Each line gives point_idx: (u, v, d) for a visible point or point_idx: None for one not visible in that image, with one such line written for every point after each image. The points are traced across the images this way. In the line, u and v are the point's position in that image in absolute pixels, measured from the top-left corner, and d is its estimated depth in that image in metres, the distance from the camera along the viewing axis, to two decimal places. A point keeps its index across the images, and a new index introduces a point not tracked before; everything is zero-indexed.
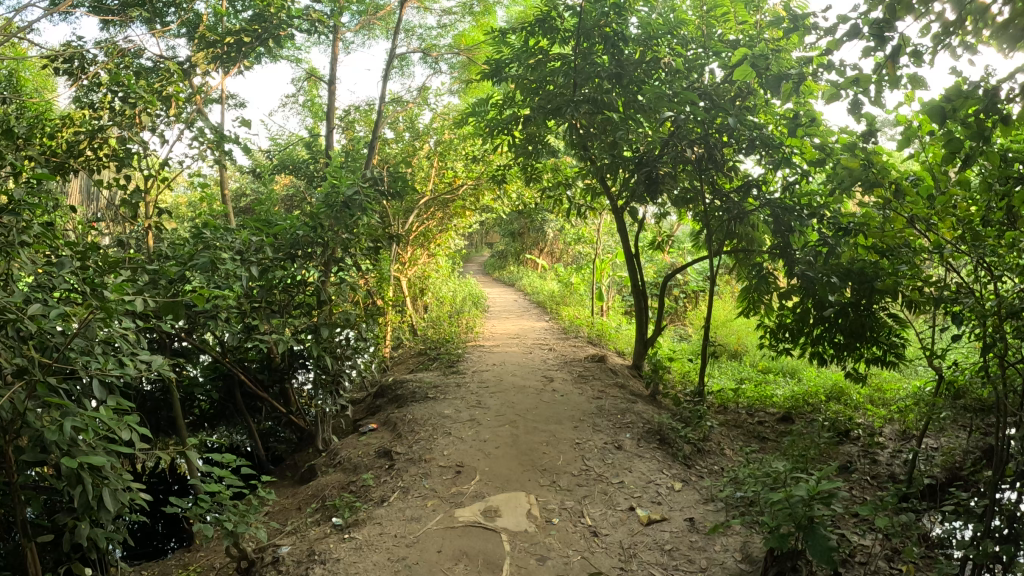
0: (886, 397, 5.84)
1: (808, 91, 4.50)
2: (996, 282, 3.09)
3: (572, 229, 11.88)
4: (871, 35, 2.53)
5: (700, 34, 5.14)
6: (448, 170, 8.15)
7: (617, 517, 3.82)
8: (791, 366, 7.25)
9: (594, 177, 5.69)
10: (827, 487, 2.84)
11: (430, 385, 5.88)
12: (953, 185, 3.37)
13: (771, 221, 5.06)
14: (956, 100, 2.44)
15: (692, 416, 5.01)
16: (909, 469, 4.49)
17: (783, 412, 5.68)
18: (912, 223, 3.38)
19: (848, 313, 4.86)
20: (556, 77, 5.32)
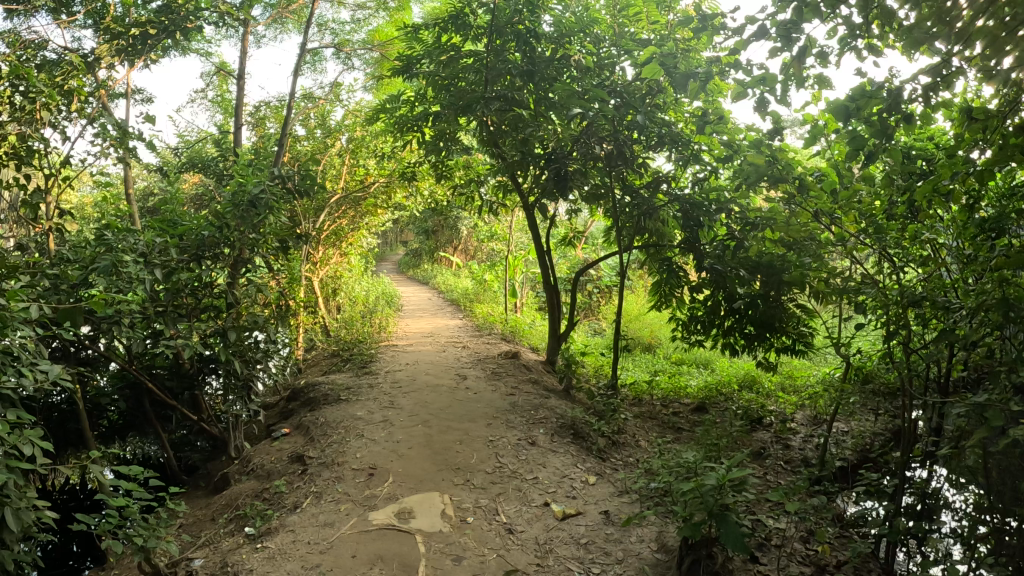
0: (796, 385, 6.07)
1: (718, 89, 4.66)
2: (899, 272, 3.32)
3: (486, 226, 11.85)
4: (779, 35, 2.63)
5: (613, 34, 5.17)
6: (360, 167, 8.03)
7: (532, 514, 3.84)
8: (704, 357, 7.45)
9: (508, 175, 5.70)
10: (737, 476, 2.95)
11: (343, 386, 5.78)
12: (858, 181, 3.59)
13: (681, 217, 5.18)
14: (863, 100, 2.61)
15: (606, 409, 5.11)
16: (820, 453, 4.69)
17: (697, 402, 5.83)
18: (818, 218, 3.61)
19: (757, 305, 5.03)
20: (467, 74, 5.30)
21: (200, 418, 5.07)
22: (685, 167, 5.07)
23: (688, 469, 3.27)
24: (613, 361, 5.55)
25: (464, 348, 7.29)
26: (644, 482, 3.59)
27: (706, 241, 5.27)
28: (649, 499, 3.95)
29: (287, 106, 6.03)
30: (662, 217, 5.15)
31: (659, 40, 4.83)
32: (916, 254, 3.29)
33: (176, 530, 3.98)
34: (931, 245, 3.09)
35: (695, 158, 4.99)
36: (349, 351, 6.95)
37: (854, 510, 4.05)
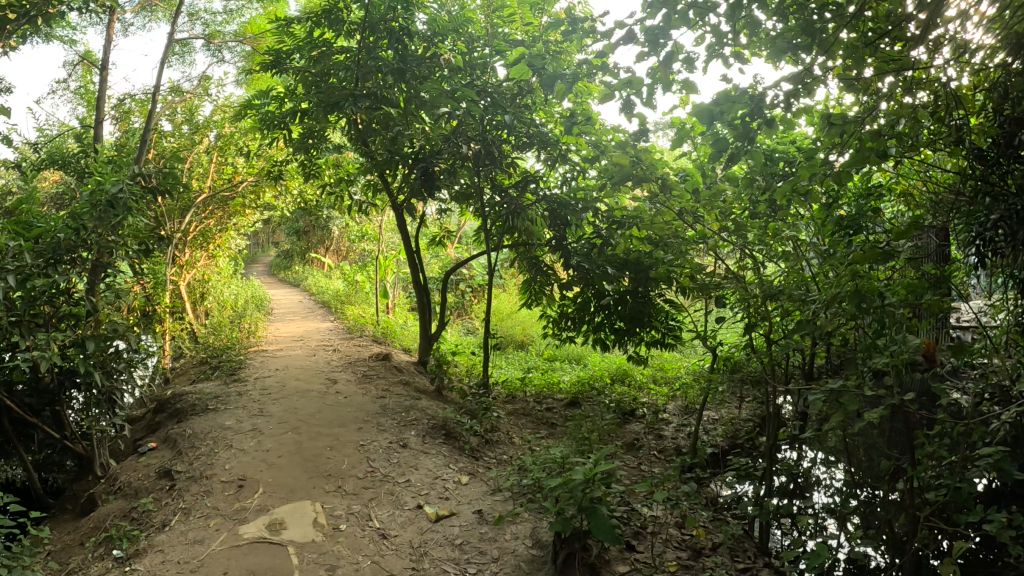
0: (667, 376, 6.35)
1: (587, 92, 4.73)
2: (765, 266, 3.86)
3: (356, 226, 11.58)
4: (647, 41, 3.06)
5: (485, 33, 5.23)
6: (227, 166, 7.71)
7: (406, 517, 3.80)
8: (576, 353, 7.61)
9: (376, 173, 5.59)
10: (608, 469, 3.06)
11: (209, 396, 5.50)
12: (723, 183, 4.07)
13: (549, 215, 5.26)
14: (728, 105, 3.01)
15: (478, 408, 5.13)
16: (691, 441, 4.94)
17: (570, 397, 5.97)
18: (683, 215, 4.11)
19: (625, 301, 5.23)
20: (338, 71, 5.18)
21: (65, 436, 4.72)
22: (555, 166, 5.19)
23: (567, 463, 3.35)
24: (485, 360, 5.56)
25: (336, 352, 7.11)
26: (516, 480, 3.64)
27: (572, 240, 5.41)
28: (522, 496, 4.03)
29: (151, 99, 5.64)
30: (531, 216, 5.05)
31: (531, 42, 4.88)
32: (779, 250, 3.83)
33: (38, 557, 3.69)
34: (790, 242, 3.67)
35: (563, 157, 5.11)
36: (217, 358, 6.62)
37: (726, 493, 4.39)
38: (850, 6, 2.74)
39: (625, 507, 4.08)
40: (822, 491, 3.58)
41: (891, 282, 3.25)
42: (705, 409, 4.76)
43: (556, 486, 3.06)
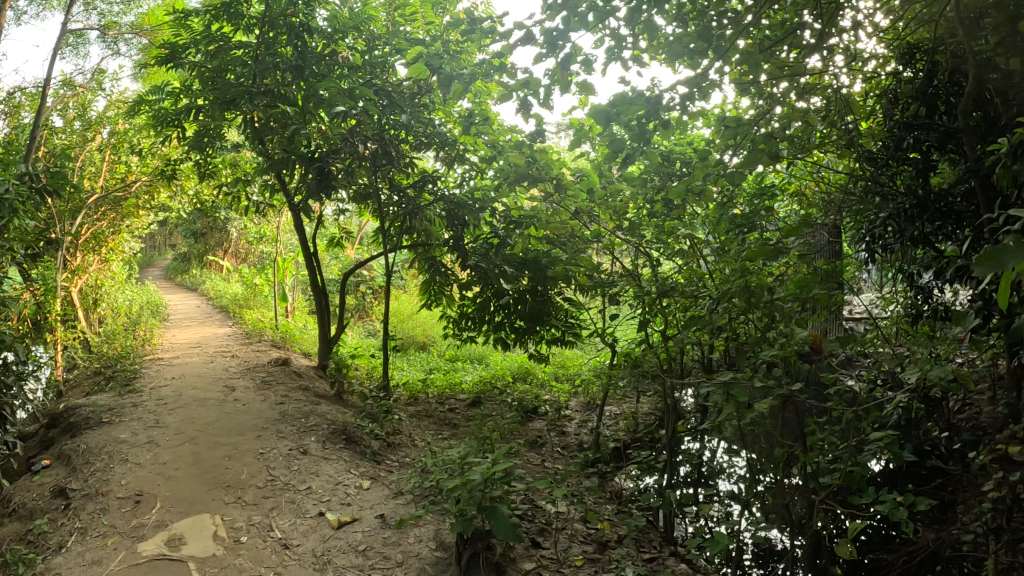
0: (569, 373, 6.48)
1: (486, 92, 4.81)
2: (657, 258, 4.23)
3: (254, 227, 11.15)
4: (546, 41, 3.17)
5: (387, 32, 5.16)
6: (121, 164, 7.28)
7: (307, 525, 3.71)
8: (478, 353, 7.61)
9: (271, 173, 5.41)
10: (504, 470, 3.10)
11: (103, 408, 5.18)
12: (619, 182, 4.22)
13: (446, 215, 5.26)
14: (624, 106, 3.16)
15: (379, 411, 5.06)
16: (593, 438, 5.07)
17: (473, 397, 5.97)
18: (578, 214, 4.39)
19: (524, 299, 5.31)
20: (236, 67, 5.00)
21: None
22: (452, 167, 5.21)
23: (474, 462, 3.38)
24: (386, 362, 5.48)
25: (235, 358, 6.83)
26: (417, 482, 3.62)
27: (469, 240, 5.43)
28: (423, 497, 4.02)
29: (41, 94, 5.27)
30: (428, 216, 5.12)
31: (430, 43, 4.87)
32: (672, 245, 4.14)
33: None
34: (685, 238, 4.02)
35: (461, 158, 5.13)
36: (111, 368, 6.25)
37: (630, 485, 4.62)
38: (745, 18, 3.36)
39: (528, 504, 4.22)
40: (725, 479, 3.87)
41: (779, 277, 3.43)
42: (605, 405, 5.13)
43: (455, 487, 3.11)
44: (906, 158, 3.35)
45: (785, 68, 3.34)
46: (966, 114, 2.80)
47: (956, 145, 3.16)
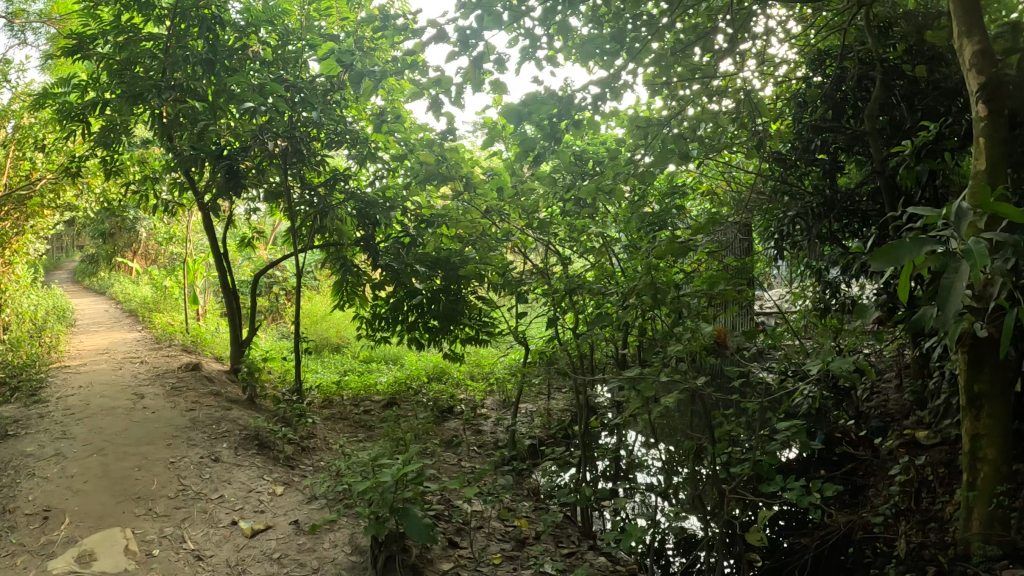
0: (484, 372, 6.59)
1: (397, 90, 4.82)
2: (565, 253, 4.36)
3: (162, 227, 10.70)
4: (458, 40, 3.44)
5: (301, 26, 5.02)
6: (24, 161, 6.91)
7: (221, 535, 3.58)
8: (393, 353, 7.52)
9: (180, 172, 5.21)
10: (414, 470, 3.13)
11: (6, 420, 4.86)
12: (530, 180, 4.39)
13: (356, 215, 5.17)
14: (535, 106, 3.38)
15: (292, 414, 4.94)
16: (508, 436, 5.13)
17: (388, 398, 5.93)
18: (489, 214, 4.46)
19: (438, 299, 5.31)
20: (144, 60, 4.79)
21: None
22: (365, 164, 5.16)
23: (397, 463, 3.36)
24: (299, 365, 5.36)
25: (143, 364, 6.53)
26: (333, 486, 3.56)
27: (380, 239, 5.38)
28: (338, 501, 3.97)
29: None
30: (341, 215, 5.05)
31: (344, 39, 4.79)
32: (583, 239, 4.27)
33: None
34: (595, 235, 4.21)
35: (373, 155, 5.09)
36: (13, 378, 5.86)
37: (546, 481, 4.70)
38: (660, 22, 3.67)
39: (445, 504, 4.22)
40: (644, 472, 3.98)
41: (689, 273, 3.56)
42: (521, 400, 5.36)
43: (367, 489, 3.11)
44: (815, 159, 4.16)
45: (697, 70, 3.88)
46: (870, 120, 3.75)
47: (862, 147, 4.01)
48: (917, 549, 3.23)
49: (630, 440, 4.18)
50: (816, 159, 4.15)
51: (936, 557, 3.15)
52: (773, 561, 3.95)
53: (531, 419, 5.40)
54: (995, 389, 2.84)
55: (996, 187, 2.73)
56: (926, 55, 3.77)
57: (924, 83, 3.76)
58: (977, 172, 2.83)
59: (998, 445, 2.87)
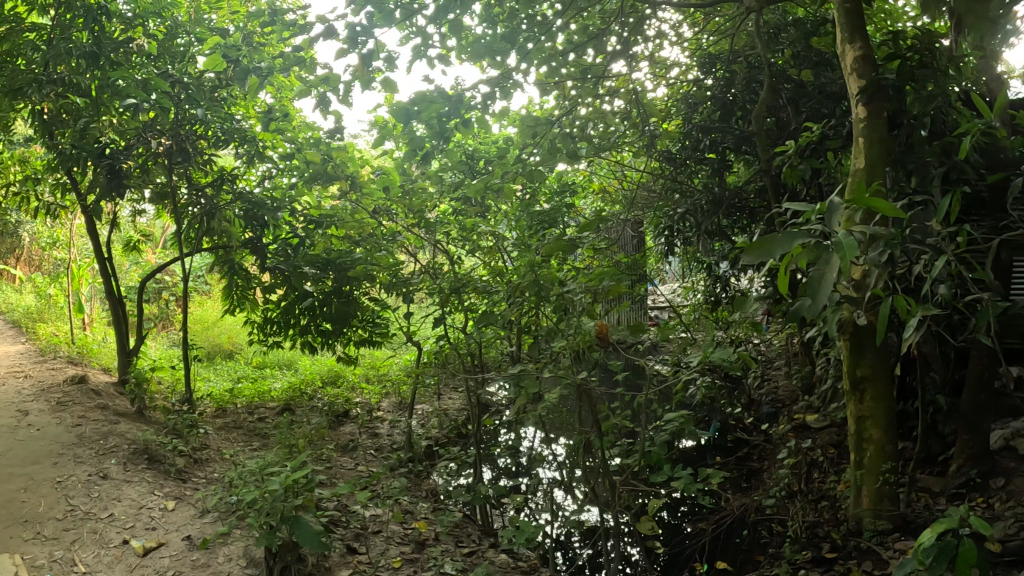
0: (379, 374, 6.52)
1: (285, 87, 4.72)
2: (456, 251, 4.40)
3: (46, 231, 10.06)
4: (347, 38, 3.42)
5: (190, 19, 4.85)
6: None
7: (112, 556, 3.40)
8: (287, 358, 7.31)
9: (62, 172, 4.91)
10: (301, 476, 3.07)
11: None
12: (418, 180, 4.36)
13: (244, 216, 5.01)
14: (425, 106, 3.41)
15: (182, 425, 4.73)
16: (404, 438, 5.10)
17: (282, 405, 5.76)
18: (377, 213, 4.46)
19: (329, 302, 5.17)
20: (25, 51, 4.50)
21: None
22: (253, 164, 5.01)
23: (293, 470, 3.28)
24: (188, 373, 5.13)
25: (27, 377, 6.09)
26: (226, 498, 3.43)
27: (268, 240, 5.22)
28: (232, 513, 3.82)
29: None
30: (228, 216, 4.94)
31: (234, 33, 4.63)
32: (474, 239, 4.25)
33: None
34: (484, 235, 4.18)
35: (261, 155, 4.90)
36: None
37: (444, 482, 4.66)
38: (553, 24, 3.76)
39: (341, 510, 4.14)
40: (545, 467, 4.02)
41: (575, 271, 3.69)
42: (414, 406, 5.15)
43: (255, 498, 3.01)
44: (703, 158, 4.54)
45: (587, 71, 3.99)
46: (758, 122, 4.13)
47: (749, 147, 4.45)
48: (810, 527, 3.41)
49: (531, 437, 4.21)
50: (704, 159, 4.54)
51: (828, 534, 3.36)
52: (671, 548, 4.09)
53: (429, 420, 5.38)
54: (875, 373, 3.08)
55: (871, 182, 3.01)
56: (811, 60, 4.25)
57: (810, 87, 4.21)
58: (855, 169, 3.10)
59: (881, 426, 3.10)
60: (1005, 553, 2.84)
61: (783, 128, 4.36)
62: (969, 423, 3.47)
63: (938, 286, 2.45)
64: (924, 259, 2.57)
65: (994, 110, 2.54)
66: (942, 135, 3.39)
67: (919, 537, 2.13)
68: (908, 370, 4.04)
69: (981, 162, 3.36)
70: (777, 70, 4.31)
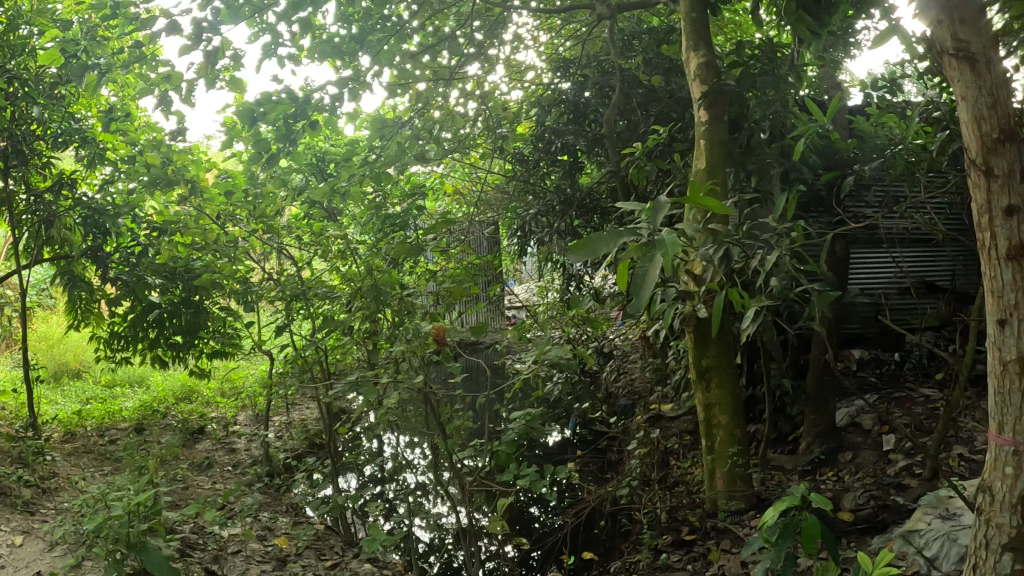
0: (234, 388, 6.32)
1: (128, 86, 4.49)
2: (305, 257, 4.32)
3: None
4: (193, 34, 3.31)
5: (28, 10, 4.54)
6: None
7: None
8: (138, 375, 6.94)
9: None
10: (152, 500, 2.95)
11: None
12: (263, 185, 4.27)
13: (84, 224, 4.74)
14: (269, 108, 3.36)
15: (26, 452, 4.40)
16: (263, 452, 4.97)
17: (135, 425, 5.48)
18: (229, 220, 4.33)
19: (179, 314, 4.96)
20: None
21: None
22: (96, 167, 4.74)
23: (136, 492, 3.13)
24: (30, 395, 4.78)
25: None
26: (79, 527, 3.22)
27: (110, 248, 4.95)
28: (85, 544, 3.59)
29: None
30: (69, 223, 4.65)
31: (77, 26, 4.38)
32: (320, 243, 4.15)
33: None
34: (329, 241, 4.08)
35: (104, 157, 4.71)
36: None
37: (302, 493, 4.47)
38: (406, 24, 3.78)
39: (200, 531, 3.98)
40: (411, 472, 3.95)
41: (430, 272, 4.02)
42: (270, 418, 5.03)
43: (99, 525, 2.86)
44: (557, 159, 4.80)
45: (442, 72, 4.05)
46: (609, 124, 4.35)
47: (600, 148, 4.70)
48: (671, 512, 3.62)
49: (390, 441, 4.09)
50: (557, 161, 4.81)
51: (686, 517, 3.61)
52: (538, 544, 4.19)
53: (288, 430, 5.27)
54: (719, 362, 3.35)
55: (710, 180, 3.27)
56: (662, 66, 4.56)
57: (660, 92, 4.51)
58: (698, 168, 3.37)
59: (728, 411, 3.39)
60: (857, 522, 3.20)
61: (634, 130, 4.60)
62: (816, 404, 3.86)
63: (776, 279, 2.68)
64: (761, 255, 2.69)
65: (821, 115, 2.99)
66: (780, 138, 3.69)
67: (764, 515, 2.24)
68: (753, 357, 4.34)
69: (817, 164, 3.68)
70: (630, 75, 4.55)
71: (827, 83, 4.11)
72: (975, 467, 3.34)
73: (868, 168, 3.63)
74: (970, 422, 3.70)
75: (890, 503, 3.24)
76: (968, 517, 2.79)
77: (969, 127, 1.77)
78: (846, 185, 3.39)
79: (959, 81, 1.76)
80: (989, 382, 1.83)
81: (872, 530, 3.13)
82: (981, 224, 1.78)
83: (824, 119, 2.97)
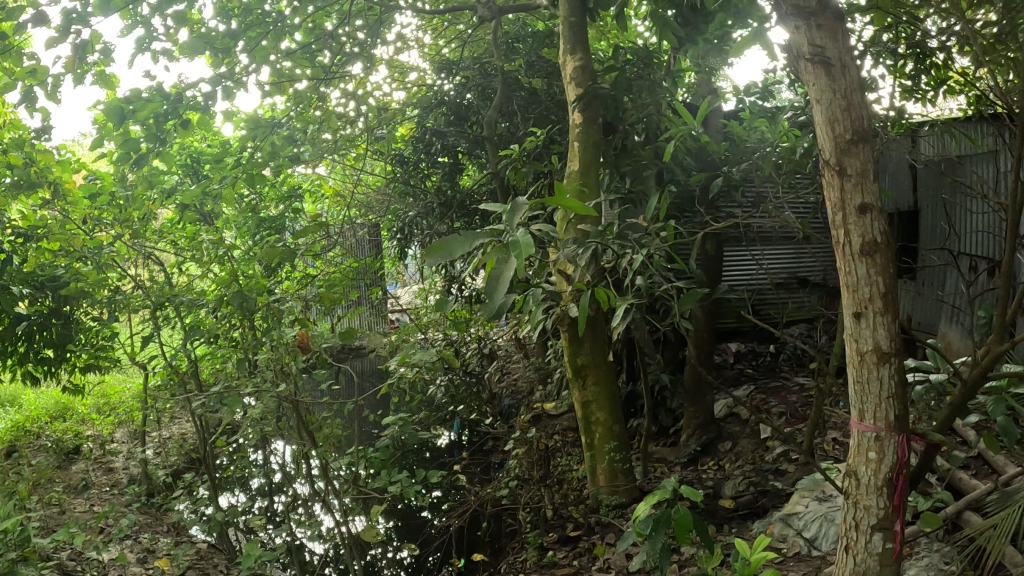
0: (112, 404, 6.07)
1: None
2: (179, 261, 4.19)
3: None
4: (60, 26, 3.14)
5: None
6: None
7: None
8: (7, 394, 6.56)
9: None
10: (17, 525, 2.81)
11: None
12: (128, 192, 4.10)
13: None
14: (139, 106, 3.22)
15: None
16: (143, 469, 4.80)
17: (5, 448, 5.19)
18: (100, 224, 4.16)
19: (48, 328, 4.72)
20: None
21: None
22: None
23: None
24: None
25: None
26: None
27: None
28: None
29: None
30: None
31: None
32: (193, 248, 4.03)
33: None
34: (204, 244, 3.97)
35: None
36: None
37: (183, 508, 4.34)
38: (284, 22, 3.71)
39: (75, 555, 3.80)
40: (301, 483, 3.89)
41: (306, 276, 4.13)
42: (148, 432, 4.85)
43: None
44: (436, 161, 5.06)
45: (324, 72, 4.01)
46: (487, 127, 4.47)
47: (481, 149, 4.92)
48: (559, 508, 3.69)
49: (279, 452, 4.02)
50: (437, 163, 5.07)
51: (571, 514, 3.68)
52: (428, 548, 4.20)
53: (167, 446, 5.11)
54: (595, 361, 3.48)
55: (582, 182, 3.44)
56: (543, 70, 4.68)
57: (541, 94, 4.69)
58: (571, 170, 3.51)
59: (605, 408, 3.50)
60: (738, 509, 3.34)
61: (513, 132, 4.78)
62: (693, 398, 3.98)
63: (645, 277, 2.77)
64: (630, 254, 2.77)
65: (691, 119, 3.11)
66: (655, 140, 3.81)
67: (636, 511, 2.27)
68: (633, 354, 4.47)
69: (690, 166, 3.83)
70: (512, 77, 4.67)
71: (701, 89, 4.30)
72: (846, 451, 3.54)
73: (737, 170, 3.79)
74: (839, 409, 3.92)
75: (769, 488, 3.37)
76: (841, 499, 2.96)
77: (824, 129, 1.85)
78: (716, 186, 3.55)
79: (815, 84, 1.84)
80: (847, 372, 1.92)
81: (753, 516, 3.28)
82: (836, 223, 1.86)
83: (693, 122, 3.10)
